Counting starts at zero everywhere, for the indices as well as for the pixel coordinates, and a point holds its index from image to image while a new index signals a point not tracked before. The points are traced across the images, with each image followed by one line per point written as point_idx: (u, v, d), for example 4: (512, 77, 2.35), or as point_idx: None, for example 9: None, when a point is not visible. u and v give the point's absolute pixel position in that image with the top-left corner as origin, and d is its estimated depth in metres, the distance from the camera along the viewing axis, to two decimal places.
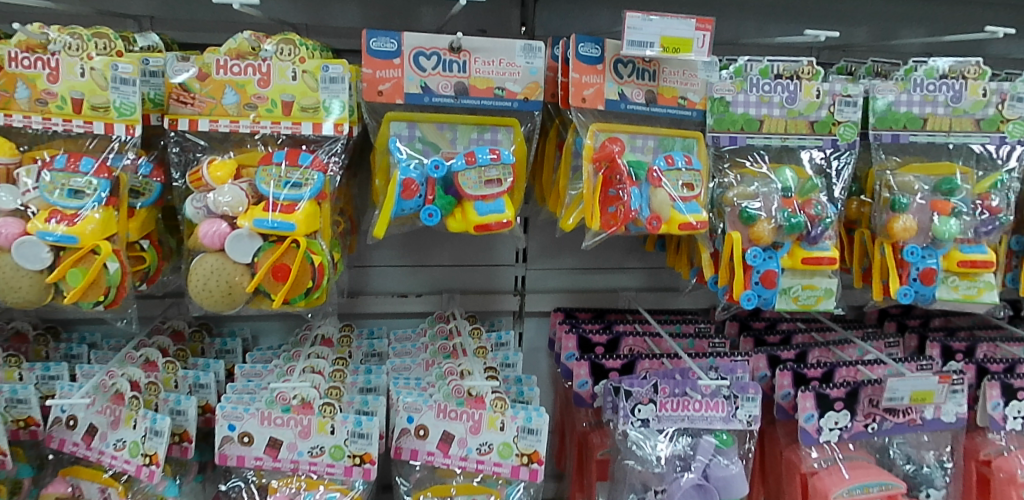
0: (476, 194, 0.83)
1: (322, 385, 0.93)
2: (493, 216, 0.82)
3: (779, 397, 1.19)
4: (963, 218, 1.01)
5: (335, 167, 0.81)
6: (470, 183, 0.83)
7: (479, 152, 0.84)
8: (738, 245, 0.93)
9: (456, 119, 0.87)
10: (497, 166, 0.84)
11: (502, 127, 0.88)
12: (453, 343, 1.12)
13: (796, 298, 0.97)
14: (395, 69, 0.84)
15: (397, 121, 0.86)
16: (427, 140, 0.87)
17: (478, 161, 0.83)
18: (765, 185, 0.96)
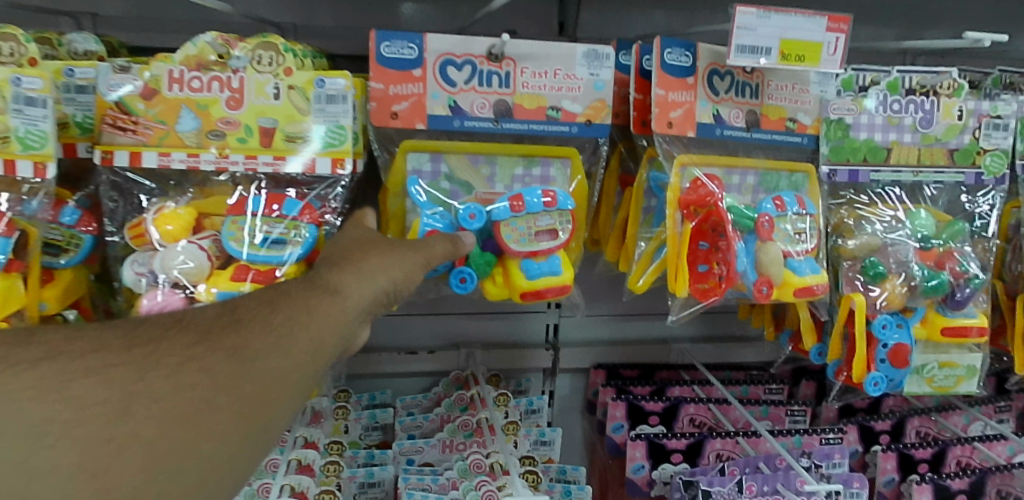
0: (525, 250, 0.61)
1: (312, 489, 0.71)
2: (546, 280, 0.60)
3: (880, 484, 0.93)
4: None
5: (333, 215, 0.59)
6: (517, 235, 0.61)
7: (528, 192, 0.62)
8: (863, 312, 0.71)
9: (496, 150, 0.66)
10: (553, 211, 0.62)
11: (554, 159, 0.67)
12: (470, 400, 0.88)
13: (931, 379, 0.74)
14: (415, 83, 0.62)
15: (415, 150, 0.64)
16: (456, 178, 0.65)
17: (527, 206, 0.61)
18: (891, 231, 0.74)
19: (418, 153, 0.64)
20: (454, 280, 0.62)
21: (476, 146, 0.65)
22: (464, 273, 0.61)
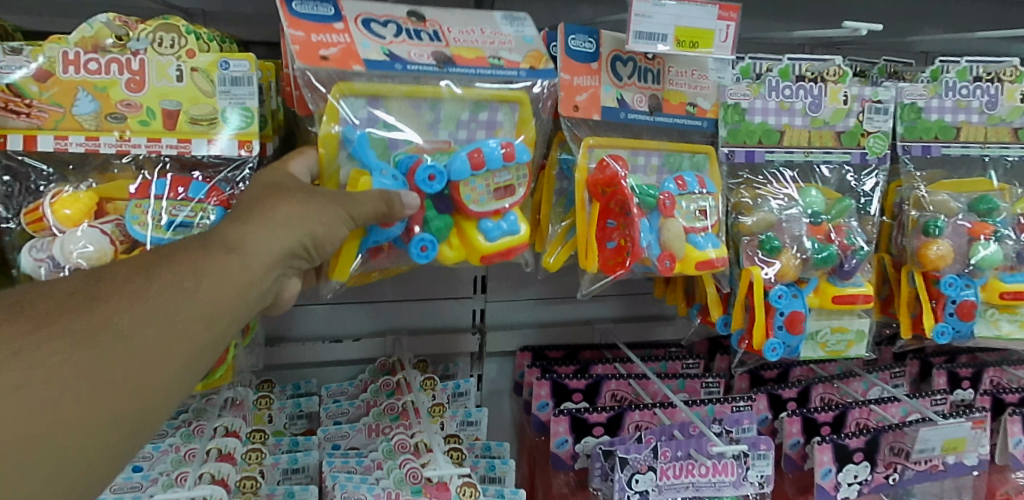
0: (488, 212, 0.61)
1: (233, 475, 0.71)
2: (512, 241, 0.62)
3: (788, 447, 0.99)
4: (1007, 243, 0.87)
5: None
6: (479, 199, 0.61)
7: (484, 145, 0.61)
8: (759, 283, 0.76)
9: (447, 95, 0.62)
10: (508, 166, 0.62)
11: (506, 104, 0.64)
12: (397, 384, 0.89)
13: (824, 344, 0.80)
14: (339, 33, 0.59)
15: (348, 96, 0.59)
16: (396, 126, 0.61)
17: (486, 163, 0.60)
18: (786, 209, 0.80)
19: (355, 99, 0.59)
20: (413, 247, 0.60)
21: (421, 89, 0.61)
22: (425, 241, 0.60)
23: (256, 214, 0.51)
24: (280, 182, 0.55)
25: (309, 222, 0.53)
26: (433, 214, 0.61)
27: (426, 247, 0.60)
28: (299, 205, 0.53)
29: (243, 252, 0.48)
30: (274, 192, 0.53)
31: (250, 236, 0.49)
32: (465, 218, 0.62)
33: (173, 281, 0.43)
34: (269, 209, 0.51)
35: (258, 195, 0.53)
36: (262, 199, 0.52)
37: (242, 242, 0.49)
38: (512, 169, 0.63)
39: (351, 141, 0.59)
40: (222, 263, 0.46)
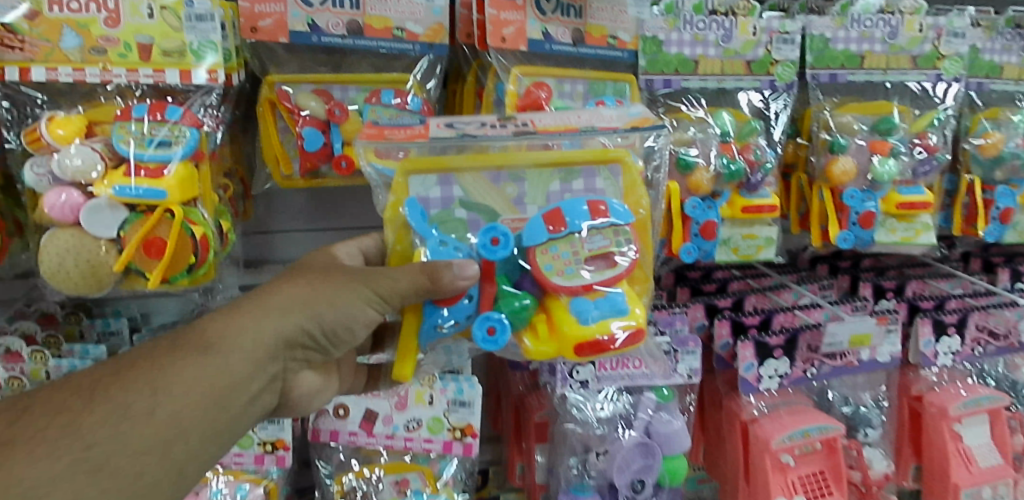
0: (575, 286, 0.58)
1: None
2: (610, 321, 0.58)
3: (718, 348, 1.08)
4: (901, 159, 0.98)
5: (211, 122, 0.70)
6: (565, 270, 0.58)
7: (573, 209, 0.59)
8: (676, 196, 0.87)
9: (531, 161, 0.62)
10: (599, 228, 0.59)
11: (592, 166, 0.63)
12: None
13: (736, 248, 0.92)
14: (277, 3, 0.75)
15: (419, 179, 0.61)
16: (473, 200, 0.62)
17: (567, 223, 0.59)
18: (703, 130, 0.90)
19: (422, 179, 0.61)
20: (481, 330, 0.58)
21: (506, 160, 0.62)
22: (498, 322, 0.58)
23: (275, 289, 0.61)
24: (312, 266, 0.65)
25: (325, 299, 0.60)
26: (513, 293, 0.60)
27: (494, 329, 0.58)
28: (326, 282, 0.61)
29: (255, 332, 0.58)
30: (303, 273, 0.63)
31: (267, 315, 0.59)
32: (555, 296, 0.59)
33: (190, 356, 0.54)
34: (286, 288, 0.61)
35: (283, 274, 0.63)
36: (292, 278, 0.62)
37: (258, 323, 0.58)
38: (609, 233, 0.60)
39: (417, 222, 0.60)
40: (236, 338, 0.57)
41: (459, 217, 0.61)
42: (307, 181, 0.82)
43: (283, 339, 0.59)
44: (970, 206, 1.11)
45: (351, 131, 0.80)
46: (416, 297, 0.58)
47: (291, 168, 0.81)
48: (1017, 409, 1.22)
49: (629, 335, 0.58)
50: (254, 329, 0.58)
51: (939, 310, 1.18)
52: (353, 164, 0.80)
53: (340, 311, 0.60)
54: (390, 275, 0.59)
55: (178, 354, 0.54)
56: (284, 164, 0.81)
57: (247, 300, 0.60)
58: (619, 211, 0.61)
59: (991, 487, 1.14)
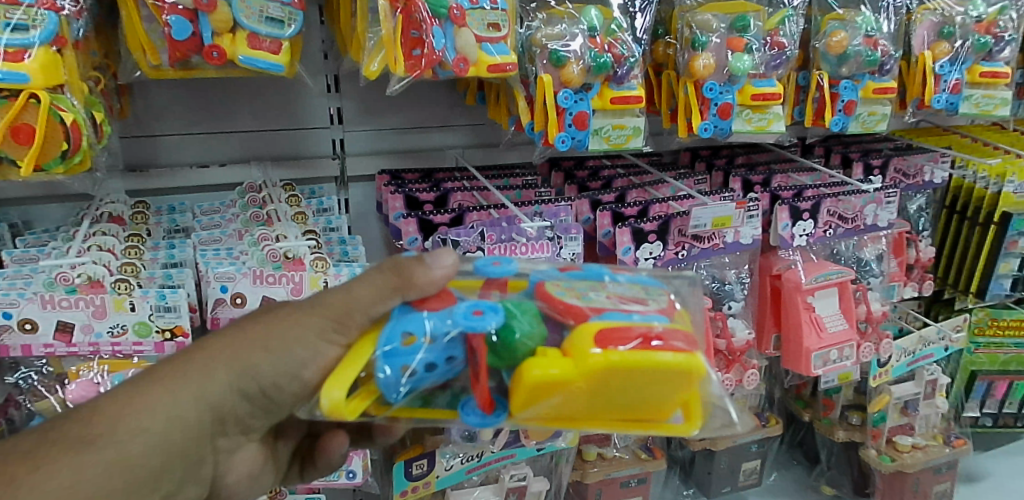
0: (592, 304, 0.56)
1: (114, 263, 0.83)
2: (643, 324, 0.53)
3: (600, 236, 1.17)
4: (755, 55, 1.08)
5: (70, 8, 0.72)
6: (578, 296, 0.58)
7: (585, 270, 0.65)
8: (549, 89, 0.93)
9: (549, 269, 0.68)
10: (625, 282, 0.64)
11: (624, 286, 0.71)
12: (267, 216, 0.97)
13: (607, 138, 0.98)
14: None
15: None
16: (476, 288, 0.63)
17: (582, 271, 0.64)
18: (573, 26, 0.96)
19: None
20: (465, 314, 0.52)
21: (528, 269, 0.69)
22: (485, 312, 0.53)
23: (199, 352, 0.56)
24: (243, 316, 0.60)
25: (257, 348, 0.55)
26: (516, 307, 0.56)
27: (481, 312, 0.53)
28: (258, 329, 0.57)
29: (175, 407, 0.53)
30: (231, 327, 0.58)
31: (185, 385, 0.54)
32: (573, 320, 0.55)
33: (65, 453, 0.48)
34: (209, 353, 0.56)
35: (209, 333, 0.58)
36: (220, 334, 0.57)
37: (175, 392, 0.53)
38: (638, 287, 0.63)
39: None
40: (134, 420, 0.51)
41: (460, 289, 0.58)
42: (175, 69, 0.87)
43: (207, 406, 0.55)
44: (820, 101, 1.22)
45: (222, 21, 0.81)
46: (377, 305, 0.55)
47: (158, 58, 0.85)
48: (861, 282, 1.38)
49: (670, 340, 0.52)
50: (171, 403, 0.53)
51: (797, 198, 1.30)
52: (224, 54, 0.82)
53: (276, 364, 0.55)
54: (347, 291, 0.55)
55: (52, 453, 0.48)
56: (150, 54, 0.84)
57: (164, 367, 0.55)
58: (648, 279, 0.67)
59: (837, 350, 1.29)
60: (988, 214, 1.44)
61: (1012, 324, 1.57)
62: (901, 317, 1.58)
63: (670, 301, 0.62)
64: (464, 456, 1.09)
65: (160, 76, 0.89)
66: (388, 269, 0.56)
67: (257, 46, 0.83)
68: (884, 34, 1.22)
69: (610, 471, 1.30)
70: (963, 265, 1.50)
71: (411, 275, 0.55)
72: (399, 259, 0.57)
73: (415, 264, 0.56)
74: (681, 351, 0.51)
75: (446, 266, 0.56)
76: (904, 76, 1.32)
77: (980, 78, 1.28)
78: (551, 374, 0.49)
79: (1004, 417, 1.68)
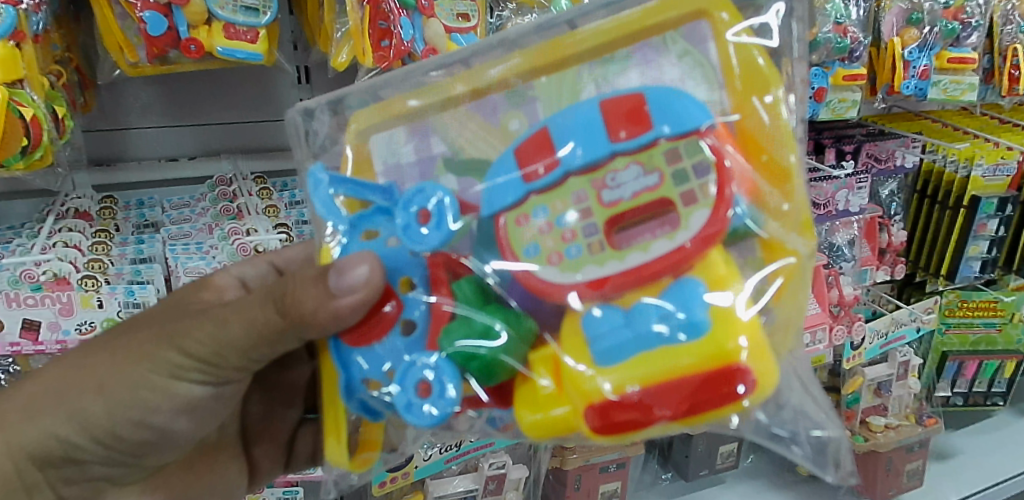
0: (581, 280, 0.46)
1: (80, 259, 0.82)
2: (654, 353, 0.43)
3: None
4: None
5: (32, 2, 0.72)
6: (561, 252, 0.47)
7: (566, 132, 0.49)
8: None
9: (531, 74, 0.53)
10: (630, 155, 0.47)
11: (656, 38, 0.52)
12: (237, 210, 0.97)
13: None
14: None
15: (381, 128, 0.56)
16: (457, 147, 0.54)
17: (564, 157, 0.48)
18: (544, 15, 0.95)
19: (389, 131, 0.56)
20: (407, 390, 0.47)
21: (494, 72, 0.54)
22: (432, 379, 0.47)
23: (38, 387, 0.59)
24: (100, 339, 0.60)
25: (87, 390, 0.58)
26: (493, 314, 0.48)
27: (428, 390, 0.47)
28: (90, 369, 0.58)
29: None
30: (77, 357, 0.60)
31: (15, 425, 0.59)
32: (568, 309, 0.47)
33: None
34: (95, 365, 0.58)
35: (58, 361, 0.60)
36: None
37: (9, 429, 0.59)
38: (653, 166, 0.47)
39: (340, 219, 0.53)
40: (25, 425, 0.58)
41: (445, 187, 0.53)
42: (154, 66, 0.86)
43: (45, 438, 0.59)
44: None
45: (196, 13, 0.80)
46: (262, 338, 0.52)
47: (136, 55, 0.84)
48: (834, 266, 1.40)
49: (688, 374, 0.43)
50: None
51: None
52: (202, 47, 0.81)
53: (108, 404, 0.58)
54: (219, 323, 0.54)
55: None
56: (127, 51, 0.84)
57: None
58: (669, 107, 0.48)
59: (810, 333, 1.30)
60: (959, 197, 1.47)
61: (980, 306, 1.60)
62: (874, 300, 1.60)
63: (701, 189, 0.46)
64: (441, 447, 1.10)
65: (139, 73, 0.88)
66: (279, 304, 0.50)
67: (234, 37, 0.82)
68: (854, 21, 1.24)
69: (590, 457, 1.30)
70: (935, 247, 1.53)
71: (301, 314, 0.49)
72: (296, 288, 0.50)
73: (314, 301, 0.48)
74: (705, 398, 0.44)
75: (353, 294, 0.46)
76: (874, 62, 1.33)
77: (948, 64, 1.29)
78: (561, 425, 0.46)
79: (974, 396, 1.70)
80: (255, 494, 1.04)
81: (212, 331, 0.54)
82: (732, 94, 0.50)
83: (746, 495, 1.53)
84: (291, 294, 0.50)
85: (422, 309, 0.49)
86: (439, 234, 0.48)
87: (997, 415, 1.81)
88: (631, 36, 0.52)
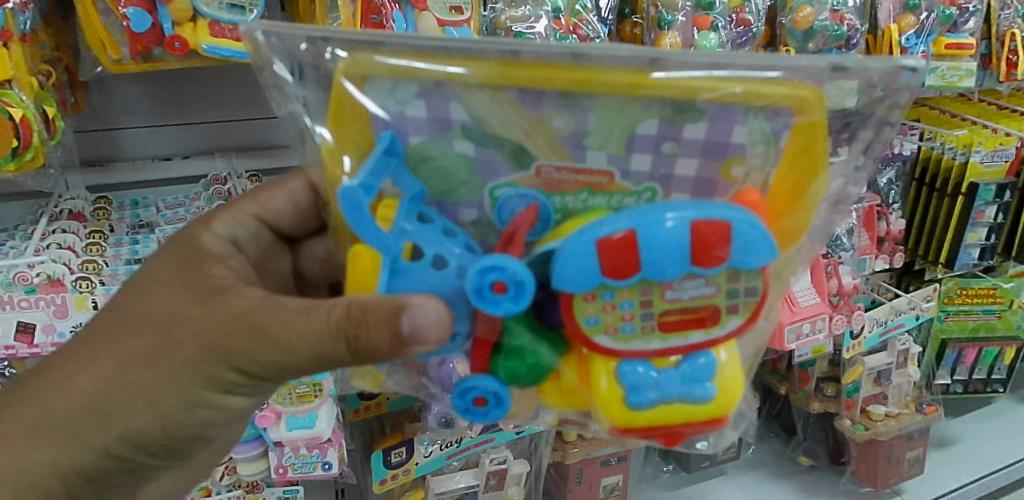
0: (632, 356, 0.47)
1: (74, 261, 0.82)
2: (674, 406, 0.47)
3: None
4: (721, 32, 1.07)
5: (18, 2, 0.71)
6: (619, 328, 0.46)
7: (655, 227, 0.43)
8: None
9: (601, 83, 0.44)
10: (703, 273, 0.45)
11: (744, 107, 0.45)
12: None
13: None
14: None
15: (382, 75, 0.45)
16: (483, 126, 0.46)
17: (646, 267, 0.44)
18: (537, 7, 0.94)
19: (395, 81, 0.45)
20: (463, 401, 0.50)
21: (560, 79, 0.44)
22: (488, 398, 0.50)
23: (68, 403, 0.52)
24: (134, 346, 0.52)
25: (137, 409, 0.53)
26: (536, 339, 0.48)
27: (484, 402, 0.50)
28: None
29: None
30: (110, 361, 0.52)
31: (55, 444, 0.52)
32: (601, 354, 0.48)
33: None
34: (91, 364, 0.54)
35: (89, 366, 0.53)
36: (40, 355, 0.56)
37: (33, 451, 0.52)
38: (718, 279, 0.46)
39: (385, 241, 0.45)
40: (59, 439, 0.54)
41: (460, 155, 0.47)
42: (137, 63, 0.85)
43: (94, 457, 0.54)
44: None
45: (180, 10, 0.79)
46: (325, 363, 0.49)
47: (119, 51, 0.84)
48: (833, 256, 1.39)
49: (698, 424, 0.49)
50: (29, 461, 0.52)
51: None
52: (187, 44, 0.80)
53: (163, 424, 0.55)
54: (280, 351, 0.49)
55: None
56: (110, 48, 0.83)
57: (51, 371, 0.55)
58: (747, 247, 0.44)
59: (810, 323, 1.29)
60: (957, 185, 1.46)
61: (981, 292, 1.59)
62: (873, 289, 1.59)
63: (745, 303, 0.48)
64: (442, 443, 1.10)
65: (122, 70, 0.87)
66: (352, 346, 0.47)
67: (219, 34, 0.80)
68: (851, 8, 1.21)
69: (591, 451, 1.29)
70: (933, 235, 1.52)
71: (375, 353, 0.47)
72: (368, 330, 0.45)
73: (387, 346, 0.46)
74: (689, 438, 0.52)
75: (428, 343, 0.45)
76: (871, 50, 1.33)
77: (944, 50, 1.28)
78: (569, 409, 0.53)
79: (974, 383, 1.70)
80: (255, 494, 1.04)
81: (274, 356, 0.49)
82: (780, 174, 0.48)
83: (747, 486, 1.54)
84: (364, 337, 0.45)
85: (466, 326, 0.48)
86: (518, 309, 0.44)
87: (996, 402, 1.81)
88: (713, 95, 0.44)
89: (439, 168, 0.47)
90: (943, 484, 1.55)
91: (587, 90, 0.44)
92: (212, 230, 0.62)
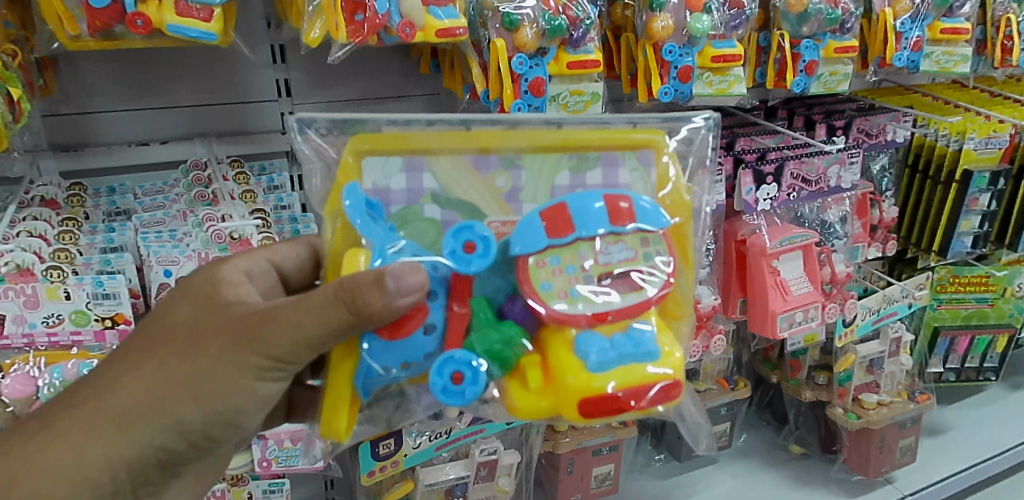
0: (582, 314, 0.53)
1: (45, 249, 0.80)
2: (628, 364, 0.52)
3: None
4: (714, 14, 1.04)
5: None
6: (569, 289, 0.54)
7: (582, 209, 0.55)
8: (501, 53, 0.89)
9: (533, 148, 0.60)
10: (622, 235, 0.55)
11: (619, 153, 0.61)
12: (212, 195, 0.94)
13: (565, 105, 0.95)
14: None
15: (375, 155, 0.58)
16: (448, 187, 0.59)
17: (578, 226, 0.54)
18: None
19: (385, 158, 0.58)
20: (445, 380, 0.53)
21: (501, 139, 0.59)
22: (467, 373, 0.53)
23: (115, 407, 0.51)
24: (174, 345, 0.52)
25: (181, 398, 0.51)
26: (487, 323, 0.55)
27: (461, 379, 0.53)
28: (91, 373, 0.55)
29: None
30: (153, 362, 0.52)
31: (110, 435, 0.51)
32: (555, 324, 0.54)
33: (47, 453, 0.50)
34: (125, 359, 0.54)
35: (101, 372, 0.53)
36: None
37: (88, 443, 0.50)
38: (635, 243, 0.56)
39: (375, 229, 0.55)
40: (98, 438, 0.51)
41: (429, 216, 0.58)
42: (97, 40, 0.80)
43: (143, 450, 0.52)
44: (781, 62, 1.19)
45: None
46: (332, 336, 0.49)
47: (77, 27, 0.79)
48: (825, 244, 1.37)
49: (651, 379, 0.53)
50: (83, 454, 0.50)
51: (761, 161, 1.25)
52: (151, 23, 0.76)
53: (205, 413, 0.52)
54: (296, 327, 0.49)
55: None
56: (68, 24, 0.78)
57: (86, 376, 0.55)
58: (645, 213, 0.57)
59: (802, 311, 1.27)
60: (950, 172, 1.45)
61: (972, 280, 1.59)
62: (865, 277, 1.58)
63: (661, 267, 0.57)
64: (431, 434, 1.08)
65: (78, 46, 0.82)
66: (351, 305, 0.47)
67: (186, 14, 0.78)
68: None
69: (581, 440, 1.28)
70: (925, 225, 1.50)
71: (369, 315, 0.47)
72: (357, 286, 0.47)
73: (378, 303, 0.47)
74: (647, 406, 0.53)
75: (410, 295, 0.48)
76: (866, 34, 1.30)
77: (940, 35, 1.26)
78: (539, 409, 0.54)
79: (966, 371, 1.69)
80: (240, 487, 1.02)
81: (290, 335, 0.49)
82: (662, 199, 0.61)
83: (739, 474, 1.54)
84: (359, 297, 0.47)
85: (440, 314, 0.54)
86: (485, 263, 0.53)
87: (987, 390, 1.82)
88: (603, 142, 0.61)
89: (416, 229, 0.57)
90: (933, 471, 1.55)
91: (521, 151, 0.60)
92: (230, 263, 0.60)
